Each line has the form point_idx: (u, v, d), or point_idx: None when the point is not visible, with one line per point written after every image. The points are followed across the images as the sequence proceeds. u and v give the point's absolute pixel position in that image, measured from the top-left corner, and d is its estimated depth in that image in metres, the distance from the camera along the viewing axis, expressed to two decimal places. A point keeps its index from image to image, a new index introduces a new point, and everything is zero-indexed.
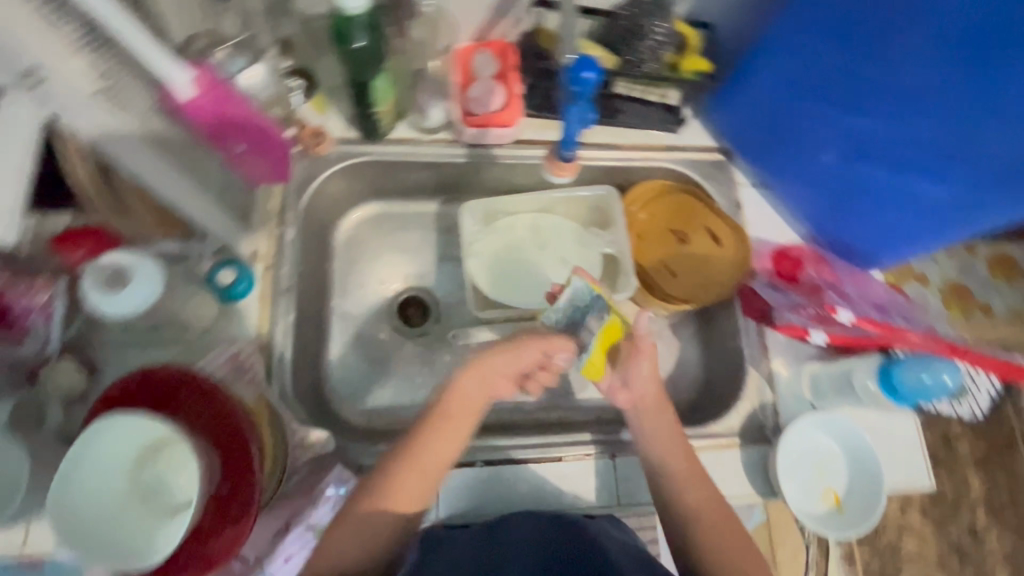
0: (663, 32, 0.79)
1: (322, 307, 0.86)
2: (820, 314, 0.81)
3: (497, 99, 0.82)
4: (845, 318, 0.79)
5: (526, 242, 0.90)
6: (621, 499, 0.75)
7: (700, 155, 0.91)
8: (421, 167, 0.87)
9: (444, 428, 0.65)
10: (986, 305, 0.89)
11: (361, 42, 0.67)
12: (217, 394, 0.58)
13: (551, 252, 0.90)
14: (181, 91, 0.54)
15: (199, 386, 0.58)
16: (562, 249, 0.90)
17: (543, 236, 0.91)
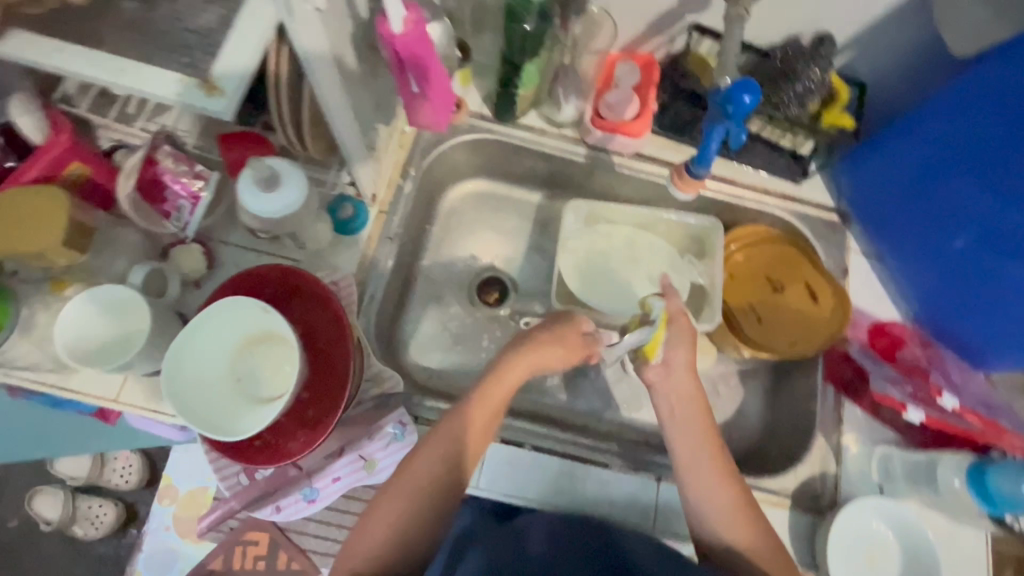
0: (816, 80, 0.76)
1: (413, 263, 0.90)
2: (922, 395, 0.76)
3: (632, 108, 0.83)
4: (949, 404, 0.75)
5: (618, 253, 0.92)
6: (657, 523, 0.74)
7: (815, 212, 0.89)
8: (539, 157, 0.90)
9: (494, 400, 0.64)
10: None
11: (529, 25, 0.71)
12: (320, 304, 0.64)
13: (640, 268, 0.91)
14: (395, 24, 0.60)
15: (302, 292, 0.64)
16: (652, 268, 0.91)
17: (636, 251, 0.92)
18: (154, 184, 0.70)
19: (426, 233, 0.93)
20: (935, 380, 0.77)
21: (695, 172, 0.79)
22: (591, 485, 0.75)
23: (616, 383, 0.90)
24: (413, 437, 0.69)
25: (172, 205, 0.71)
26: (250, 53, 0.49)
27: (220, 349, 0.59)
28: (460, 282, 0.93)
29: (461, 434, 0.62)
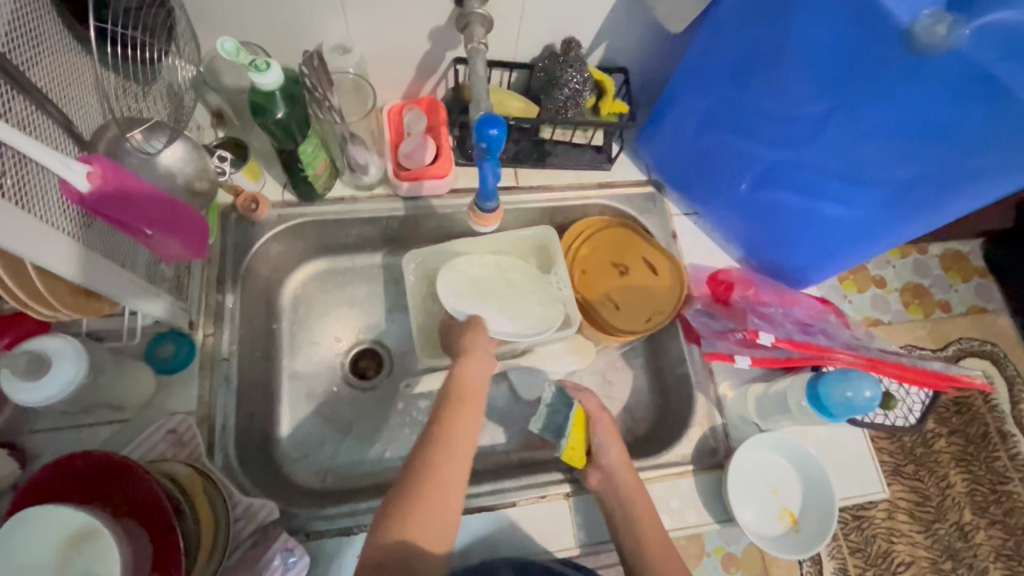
0: (579, 81, 0.80)
1: (272, 367, 0.85)
2: (746, 339, 0.79)
3: (429, 153, 0.84)
4: (767, 341, 0.77)
5: (484, 288, 0.86)
6: (603, 535, 0.75)
7: (632, 190, 0.94)
8: (363, 223, 0.88)
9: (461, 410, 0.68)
10: (944, 301, 0.98)
11: (279, 112, 0.69)
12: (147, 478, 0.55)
13: (513, 293, 0.86)
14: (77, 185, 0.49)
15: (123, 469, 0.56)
16: (523, 289, 0.87)
17: (500, 280, 0.87)
18: None
19: (276, 332, 0.88)
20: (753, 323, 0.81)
21: (488, 205, 0.79)
22: (508, 528, 0.74)
23: (510, 407, 0.91)
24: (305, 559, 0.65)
25: None
26: None
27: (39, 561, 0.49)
28: (329, 367, 0.89)
29: (437, 482, 0.62)
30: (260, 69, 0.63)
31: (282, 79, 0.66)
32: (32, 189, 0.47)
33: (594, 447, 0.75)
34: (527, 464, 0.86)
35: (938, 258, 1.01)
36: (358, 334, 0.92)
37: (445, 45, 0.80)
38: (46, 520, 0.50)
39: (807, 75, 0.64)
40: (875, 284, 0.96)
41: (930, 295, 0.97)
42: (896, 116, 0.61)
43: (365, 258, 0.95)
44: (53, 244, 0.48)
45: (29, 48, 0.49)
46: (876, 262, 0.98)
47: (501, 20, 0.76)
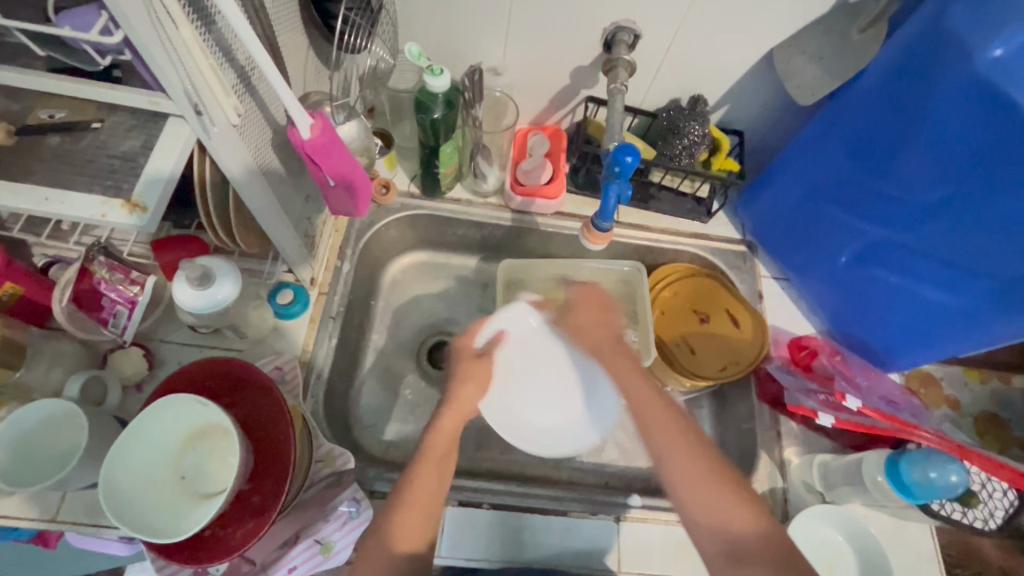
0: (699, 134, 0.85)
1: (363, 337, 0.93)
2: (831, 400, 0.80)
3: (546, 173, 0.91)
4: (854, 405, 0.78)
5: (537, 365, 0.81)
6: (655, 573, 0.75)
7: (725, 246, 0.98)
8: (470, 225, 0.96)
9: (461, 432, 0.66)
10: (1022, 438, 0.91)
11: (436, 113, 0.78)
12: (275, 395, 0.62)
13: (545, 390, 0.82)
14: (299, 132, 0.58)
15: (252, 384, 0.63)
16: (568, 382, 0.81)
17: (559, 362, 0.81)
18: (88, 296, 0.69)
19: (372, 308, 0.96)
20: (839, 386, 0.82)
21: (603, 225, 0.86)
22: (554, 536, 0.76)
23: None
24: (368, 512, 0.69)
25: (109, 312, 0.71)
26: (176, 156, 0.47)
27: (160, 455, 0.58)
28: (409, 351, 0.95)
29: (422, 489, 0.61)
30: (435, 73, 0.74)
31: (449, 86, 0.76)
32: (255, 124, 0.56)
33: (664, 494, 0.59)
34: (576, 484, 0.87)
35: (1021, 391, 0.95)
36: (440, 327, 0.98)
37: (584, 83, 0.88)
38: (184, 411, 0.59)
39: (932, 160, 0.67)
40: (948, 404, 0.92)
41: (1006, 427, 0.92)
42: (1018, 213, 0.62)
43: (462, 259, 1.02)
44: (255, 180, 0.57)
45: (279, 21, 0.60)
46: (951, 381, 0.94)
47: (641, 69, 0.85)
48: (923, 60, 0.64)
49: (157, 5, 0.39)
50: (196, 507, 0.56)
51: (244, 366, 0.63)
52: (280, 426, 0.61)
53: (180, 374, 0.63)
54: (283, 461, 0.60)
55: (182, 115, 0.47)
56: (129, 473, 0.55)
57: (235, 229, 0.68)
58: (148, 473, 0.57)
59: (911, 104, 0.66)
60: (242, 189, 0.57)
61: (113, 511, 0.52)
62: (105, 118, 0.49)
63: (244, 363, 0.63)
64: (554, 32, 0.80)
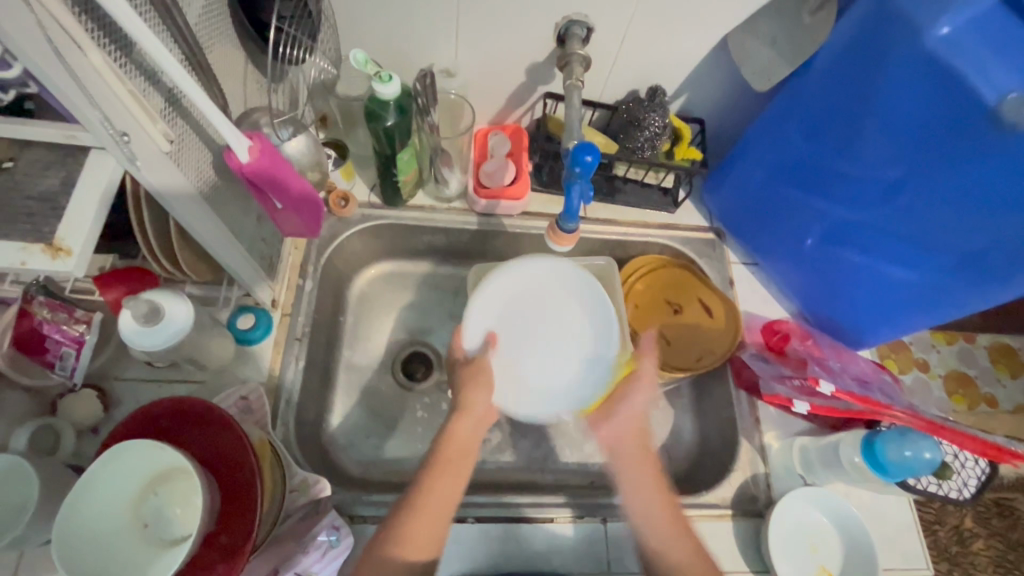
0: (660, 125, 0.84)
1: (333, 355, 0.90)
2: (805, 385, 0.80)
3: (509, 174, 0.89)
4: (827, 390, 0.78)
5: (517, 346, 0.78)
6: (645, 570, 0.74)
7: (693, 234, 0.97)
8: (436, 232, 0.93)
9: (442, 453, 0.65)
10: (990, 395, 0.94)
11: (389, 120, 0.76)
12: (237, 430, 0.59)
13: (551, 332, 0.80)
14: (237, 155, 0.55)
15: (213, 420, 0.60)
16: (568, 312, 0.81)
17: (557, 296, 0.81)
18: (32, 339, 0.65)
19: (341, 324, 0.93)
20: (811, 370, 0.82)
21: (568, 226, 0.84)
22: (541, 542, 0.75)
23: (551, 430, 0.91)
24: (349, 539, 0.69)
25: (55, 354, 0.67)
26: (100, 192, 0.44)
27: (117, 504, 0.55)
28: (382, 365, 0.93)
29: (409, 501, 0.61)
30: (383, 80, 0.71)
31: (399, 92, 0.74)
32: (191, 147, 0.53)
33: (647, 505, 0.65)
34: (562, 486, 0.86)
35: (986, 349, 0.97)
36: (412, 337, 0.96)
37: (540, 80, 0.87)
38: (143, 454, 0.55)
39: (887, 139, 0.67)
40: (919, 367, 0.94)
41: (975, 386, 0.94)
42: (973, 186, 0.63)
43: (431, 265, 0.99)
44: (198, 207, 0.54)
45: (208, 37, 0.57)
46: (920, 346, 0.96)
47: (597, 63, 0.83)
48: (872, 40, 0.64)
49: (56, 34, 0.36)
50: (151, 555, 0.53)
51: (198, 402, 0.60)
52: (246, 464, 0.58)
53: (133, 417, 0.59)
54: (251, 499, 0.57)
55: (105, 146, 0.44)
56: (85, 516, 0.53)
57: (180, 258, 0.65)
58: (107, 515, 0.54)
59: (863, 84, 0.66)
60: (185, 218, 0.54)
61: (59, 558, 0.50)
62: (19, 156, 0.45)
63: (196, 399, 0.60)
64: (504, 30, 0.78)
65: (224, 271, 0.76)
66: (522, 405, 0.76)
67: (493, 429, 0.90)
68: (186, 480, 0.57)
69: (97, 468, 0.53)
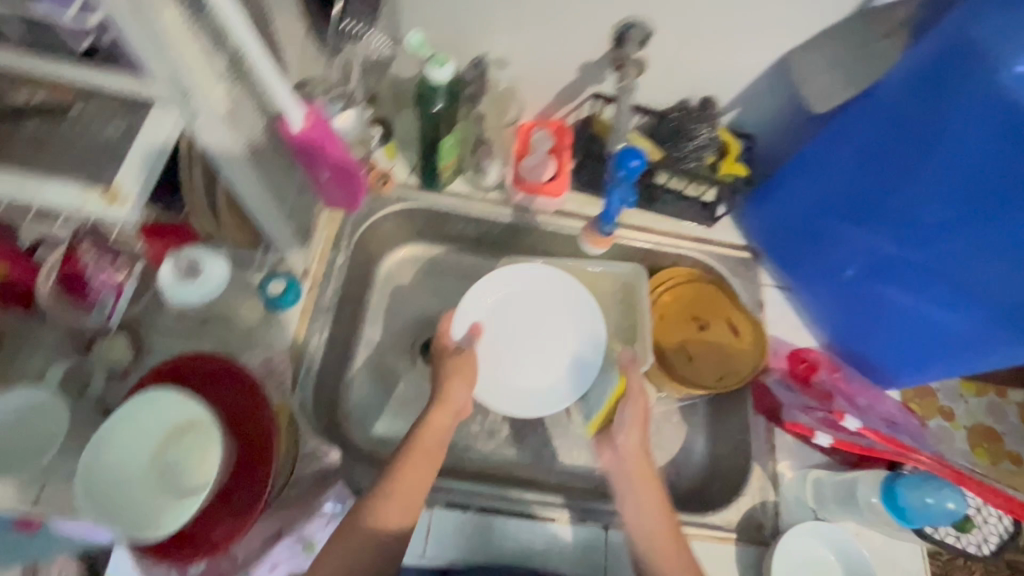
0: (708, 137, 0.85)
1: (354, 330, 0.91)
2: (828, 418, 0.79)
3: (548, 170, 0.87)
4: (852, 426, 0.77)
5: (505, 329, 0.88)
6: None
7: (728, 251, 0.96)
8: (469, 220, 0.93)
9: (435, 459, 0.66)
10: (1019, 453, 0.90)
11: (438, 104, 0.76)
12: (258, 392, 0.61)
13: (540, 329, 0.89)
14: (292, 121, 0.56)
15: (237, 380, 0.62)
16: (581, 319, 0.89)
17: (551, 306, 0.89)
18: (75, 279, 0.67)
19: (365, 301, 0.94)
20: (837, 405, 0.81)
21: (605, 229, 0.86)
22: (539, 540, 0.75)
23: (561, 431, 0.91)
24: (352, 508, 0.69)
25: (96, 297, 0.69)
26: (159, 147, 0.46)
27: (134, 450, 0.56)
28: (401, 346, 0.93)
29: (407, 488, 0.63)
30: (438, 63, 0.71)
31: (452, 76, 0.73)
32: (246, 112, 0.54)
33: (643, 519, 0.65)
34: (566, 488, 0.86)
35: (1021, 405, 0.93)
36: (433, 322, 0.96)
37: (592, 79, 0.86)
38: (171, 405, 0.57)
39: (948, 177, 0.64)
40: (948, 414, 0.91)
41: (1003, 442, 0.90)
42: None
43: (459, 253, 1.00)
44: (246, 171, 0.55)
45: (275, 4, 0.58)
46: (950, 393, 0.92)
47: (650, 68, 0.82)
48: (945, 71, 0.61)
49: None
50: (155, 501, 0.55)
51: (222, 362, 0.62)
52: (264, 426, 0.60)
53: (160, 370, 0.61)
54: (265, 462, 0.59)
55: (169, 99, 0.45)
56: (114, 443, 0.56)
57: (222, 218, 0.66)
58: (131, 447, 0.57)
59: (929, 118, 0.64)
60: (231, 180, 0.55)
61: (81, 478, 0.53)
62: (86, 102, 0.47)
63: (223, 359, 0.62)
64: (562, 24, 0.77)
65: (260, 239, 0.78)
66: (501, 398, 0.84)
67: (503, 423, 0.90)
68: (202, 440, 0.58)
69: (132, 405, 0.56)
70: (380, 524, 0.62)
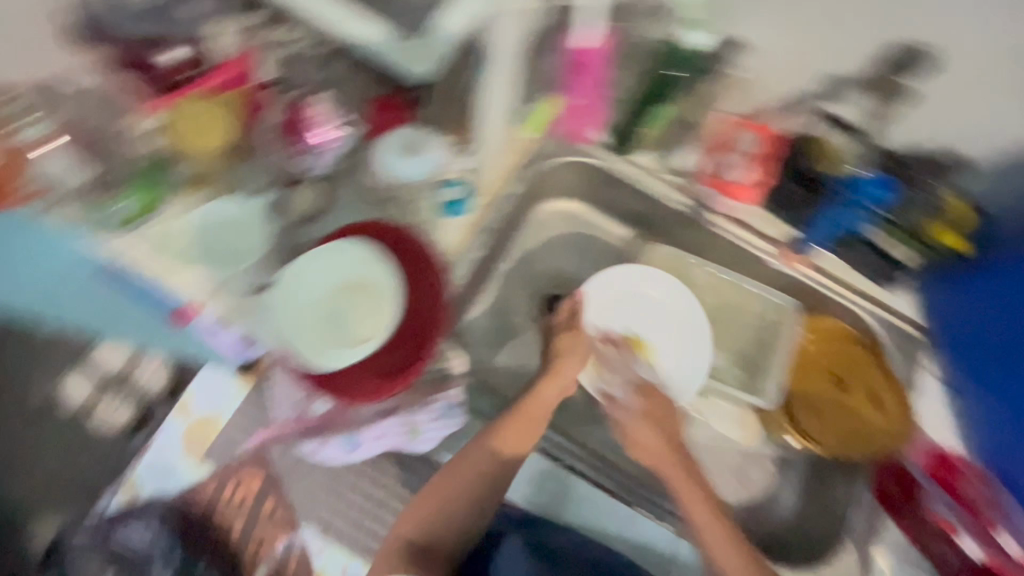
0: (933, 194, 0.79)
1: (497, 262, 0.94)
2: (977, 526, 0.77)
3: (744, 174, 0.84)
4: (1008, 544, 0.75)
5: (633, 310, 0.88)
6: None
7: (903, 326, 0.86)
8: (641, 196, 0.92)
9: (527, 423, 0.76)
10: None
11: None
12: (438, 285, 0.67)
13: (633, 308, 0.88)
14: None
15: (425, 267, 0.67)
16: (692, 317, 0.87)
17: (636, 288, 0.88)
18: (300, 121, 0.72)
19: (513, 238, 0.96)
20: (995, 517, 0.77)
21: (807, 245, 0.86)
22: (609, 514, 0.84)
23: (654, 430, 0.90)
24: (459, 417, 0.82)
25: (311, 145, 0.73)
26: None
27: (331, 278, 0.65)
28: (531, 292, 0.96)
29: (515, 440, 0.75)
30: None
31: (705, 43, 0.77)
32: None
33: (724, 541, 0.69)
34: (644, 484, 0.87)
35: None
36: (566, 281, 0.98)
37: (826, 94, 0.83)
38: (368, 265, 0.66)
39: None
40: None
41: None
42: None
43: (612, 226, 0.99)
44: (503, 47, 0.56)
45: None
46: None
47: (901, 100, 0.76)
48: None
49: None
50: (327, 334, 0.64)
51: (417, 249, 0.67)
52: (438, 316, 0.67)
53: (367, 231, 0.67)
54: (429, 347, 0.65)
55: None
56: (313, 271, 0.65)
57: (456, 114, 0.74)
58: (319, 279, 0.65)
59: None
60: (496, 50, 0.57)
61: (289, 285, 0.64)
62: None
63: (433, 253, 0.67)
64: None
65: (467, 141, 0.78)
66: (673, 379, 0.85)
67: None
68: (375, 301, 0.66)
69: (343, 247, 0.66)
70: (498, 446, 0.74)
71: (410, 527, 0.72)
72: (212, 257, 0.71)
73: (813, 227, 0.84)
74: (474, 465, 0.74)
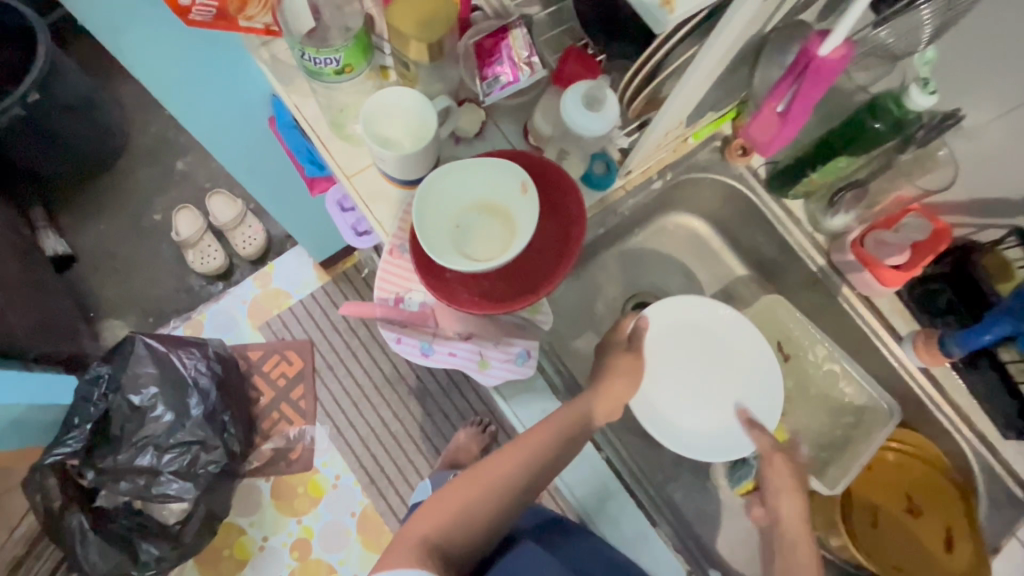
0: None
1: (607, 251, 0.97)
2: None
3: (899, 258, 0.77)
4: None
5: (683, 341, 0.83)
6: None
7: (1007, 480, 0.78)
8: (775, 241, 0.89)
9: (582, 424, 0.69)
10: None
11: (879, 124, 0.69)
12: (573, 237, 0.66)
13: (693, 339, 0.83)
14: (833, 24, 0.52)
15: (570, 219, 0.67)
16: (756, 355, 0.82)
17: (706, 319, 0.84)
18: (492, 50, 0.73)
19: (630, 234, 0.98)
20: None
21: (952, 348, 0.74)
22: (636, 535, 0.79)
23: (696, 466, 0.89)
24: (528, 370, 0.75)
25: (494, 76, 0.73)
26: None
27: (489, 191, 0.67)
28: (628, 292, 0.99)
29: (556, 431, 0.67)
30: (925, 89, 0.64)
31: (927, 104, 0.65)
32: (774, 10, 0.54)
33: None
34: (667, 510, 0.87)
35: None
36: (663, 295, 0.99)
37: None
38: (521, 199, 0.65)
39: None
40: None
41: None
42: None
43: (730, 263, 0.99)
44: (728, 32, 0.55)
45: None
46: None
47: None
48: None
49: None
50: (453, 234, 0.67)
51: (569, 199, 0.67)
52: (559, 266, 0.66)
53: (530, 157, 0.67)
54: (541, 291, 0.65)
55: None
56: (479, 174, 0.66)
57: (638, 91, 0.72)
58: (480, 185, 0.67)
59: None
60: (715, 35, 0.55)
61: (454, 171, 0.65)
62: None
63: (579, 203, 0.66)
64: None
65: (643, 120, 0.76)
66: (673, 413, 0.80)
67: None
68: (507, 235, 0.67)
69: (511, 168, 0.64)
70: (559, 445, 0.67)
71: (421, 526, 0.62)
72: (372, 137, 0.71)
73: (970, 334, 0.72)
74: (497, 474, 0.65)
